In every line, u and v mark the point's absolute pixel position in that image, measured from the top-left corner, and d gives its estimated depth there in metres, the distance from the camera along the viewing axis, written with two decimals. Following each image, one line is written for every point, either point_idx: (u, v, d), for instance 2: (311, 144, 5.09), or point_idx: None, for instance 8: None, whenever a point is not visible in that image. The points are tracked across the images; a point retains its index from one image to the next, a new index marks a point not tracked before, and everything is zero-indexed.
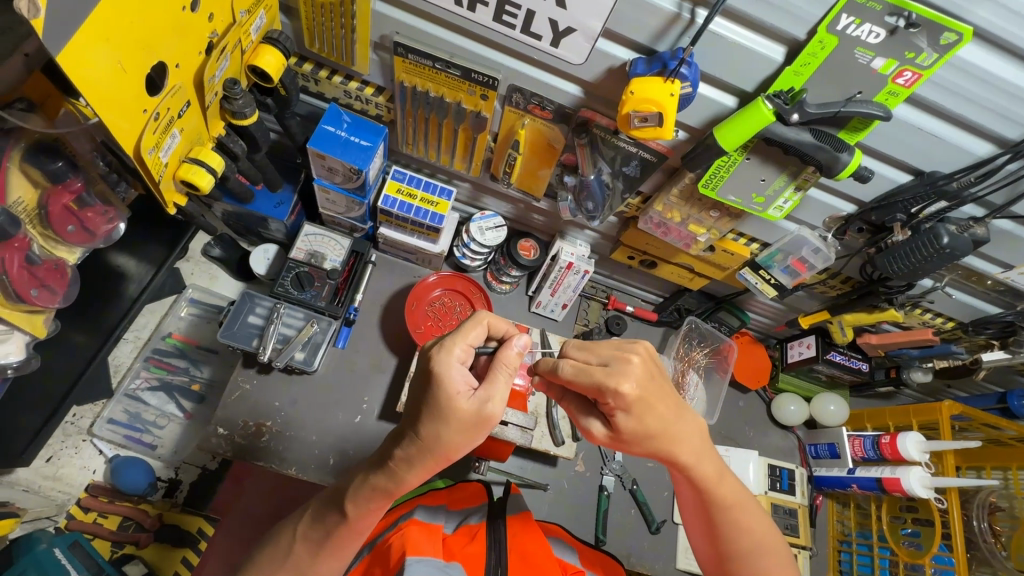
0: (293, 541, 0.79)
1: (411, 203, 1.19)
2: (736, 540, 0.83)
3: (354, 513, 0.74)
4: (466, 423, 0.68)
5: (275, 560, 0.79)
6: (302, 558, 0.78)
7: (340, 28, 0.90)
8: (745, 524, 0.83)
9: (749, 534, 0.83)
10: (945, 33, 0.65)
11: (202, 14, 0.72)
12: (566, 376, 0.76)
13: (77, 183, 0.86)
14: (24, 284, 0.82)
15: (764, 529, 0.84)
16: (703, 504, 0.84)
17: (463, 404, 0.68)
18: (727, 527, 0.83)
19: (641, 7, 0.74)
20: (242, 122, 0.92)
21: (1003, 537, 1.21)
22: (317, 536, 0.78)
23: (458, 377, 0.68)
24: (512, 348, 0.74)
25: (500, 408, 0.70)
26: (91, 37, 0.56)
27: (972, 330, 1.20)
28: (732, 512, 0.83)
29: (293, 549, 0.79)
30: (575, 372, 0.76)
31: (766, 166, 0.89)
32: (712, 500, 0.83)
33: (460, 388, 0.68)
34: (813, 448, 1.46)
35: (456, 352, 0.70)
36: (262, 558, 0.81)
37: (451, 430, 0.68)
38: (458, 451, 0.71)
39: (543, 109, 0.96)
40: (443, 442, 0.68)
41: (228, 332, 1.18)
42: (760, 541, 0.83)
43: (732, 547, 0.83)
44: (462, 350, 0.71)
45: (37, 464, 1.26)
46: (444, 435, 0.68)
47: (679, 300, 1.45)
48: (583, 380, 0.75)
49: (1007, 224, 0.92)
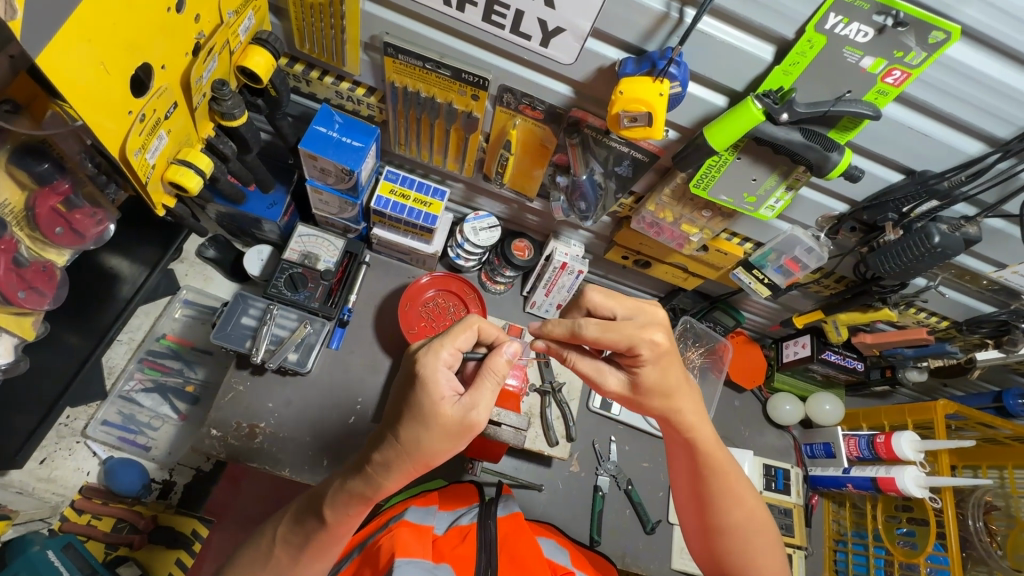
0: (273, 544, 0.79)
1: (404, 203, 1.19)
2: (727, 513, 0.83)
3: (334, 518, 0.73)
4: (449, 429, 0.68)
5: (259, 562, 0.80)
6: (283, 561, 0.78)
7: (330, 29, 0.90)
8: (737, 497, 0.84)
9: (740, 509, 0.83)
10: (933, 32, 0.65)
11: (189, 14, 0.72)
12: (594, 335, 0.75)
13: (64, 185, 0.86)
14: (10, 286, 0.82)
15: (755, 505, 0.84)
16: (697, 472, 0.85)
17: (447, 410, 0.68)
18: (719, 499, 0.84)
19: (629, 7, 0.74)
20: (231, 123, 0.91)
21: (998, 536, 1.21)
22: (297, 540, 0.77)
23: (444, 382, 0.68)
24: (501, 355, 0.72)
25: (485, 417, 0.70)
26: (75, 35, 0.56)
27: (967, 330, 1.19)
28: (725, 484, 0.83)
29: (273, 553, 0.79)
30: (601, 334, 0.75)
31: (757, 166, 0.89)
32: (706, 469, 0.84)
33: (445, 393, 0.68)
34: (808, 448, 1.46)
35: (444, 357, 0.70)
36: (243, 560, 0.81)
37: (432, 437, 0.67)
38: (438, 457, 0.70)
39: (534, 109, 0.96)
40: (423, 449, 0.68)
41: (221, 333, 1.18)
42: (750, 516, 0.83)
43: (722, 519, 0.84)
44: (450, 355, 0.71)
45: (31, 466, 1.26)
46: (425, 441, 0.68)
47: (675, 300, 1.44)
48: (613, 336, 0.75)
49: (1000, 223, 0.92)
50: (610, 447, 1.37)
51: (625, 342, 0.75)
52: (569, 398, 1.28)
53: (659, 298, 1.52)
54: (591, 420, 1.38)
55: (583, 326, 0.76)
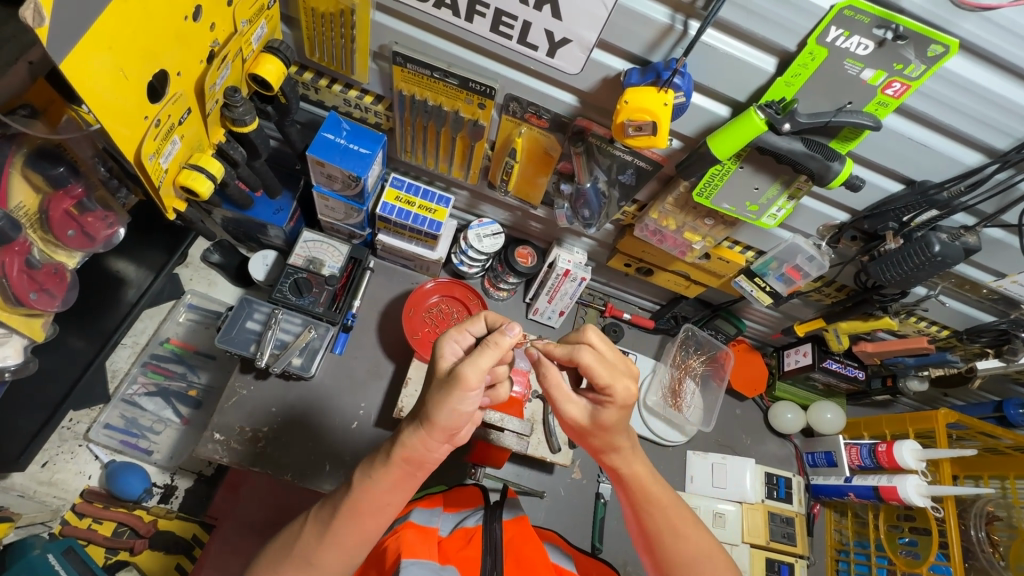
0: (304, 524, 0.77)
1: (409, 210, 1.20)
2: (673, 548, 0.80)
3: (360, 486, 0.73)
4: (443, 382, 0.69)
5: (286, 546, 0.77)
6: (309, 544, 0.75)
7: (340, 38, 0.91)
8: (683, 524, 0.81)
9: (685, 541, 0.80)
10: (932, 46, 0.67)
11: (204, 23, 0.73)
12: (587, 362, 0.72)
13: (78, 189, 0.88)
14: (23, 287, 0.82)
15: (700, 533, 0.82)
16: (636, 510, 0.82)
17: (442, 366, 0.72)
18: (663, 536, 0.81)
19: (635, 19, 0.75)
20: (242, 129, 0.93)
21: (1000, 547, 1.21)
22: (326, 514, 0.75)
23: (446, 348, 0.74)
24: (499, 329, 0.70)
25: (472, 373, 0.66)
26: (95, 44, 0.57)
27: (966, 339, 1.17)
28: (669, 514, 0.81)
29: (301, 534, 0.76)
30: (594, 363, 0.72)
31: (760, 175, 0.90)
32: (642, 506, 0.81)
33: (445, 355, 0.73)
34: (810, 456, 1.46)
35: (452, 332, 0.76)
36: (266, 553, 0.78)
37: (433, 392, 0.70)
38: (446, 418, 0.69)
39: (540, 118, 0.98)
40: (427, 404, 0.70)
41: (225, 337, 1.19)
42: (697, 547, 0.80)
43: (671, 556, 0.80)
44: (458, 332, 0.76)
45: (32, 470, 1.26)
46: (430, 398, 0.70)
47: (675, 308, 1.46)
48: (600, 370, 0.72)
49: (999, 232, 0.93)
50: None
51: (608, 379, 0.72)
52: None
53: (659, 305, 1.54)
54: None
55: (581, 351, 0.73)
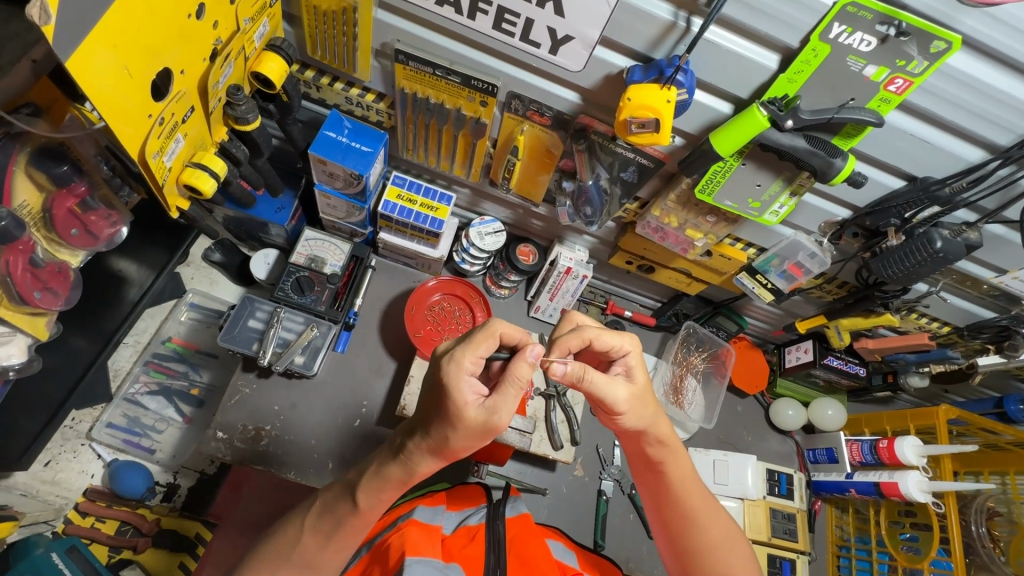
0: (301, 531, 0.78)
1: (411, 207, 1.20)
2: (706, 529, 0.82)
3: (368, 502, 0.74)
4: (473, 430, 0.68)
5: (282, 550, 0.78)
6: (309, 550, 0.77)
7: (342, 36, 0.91)
8: (711, 510, 0.83)
9: (716, 523, 0.83)
10: (935, 42, 0.67)
11: (206, 21, 0.73)
12: (592, 333, 0.82)
13: (81, 187, 0.88)
14: (27, 285, 0.82)
15: (727, 518, 0.84)
16: (670, 492, 0.84)
17: (471, 414, 0.68)
18: (696, 517, 0.82)
19: (637, 15, 0.75)
20: (244, 128, 0.93)
21: (1001, 542, 1.22)
22: (327, 526, 0.77)
23: (467, 388, 0.69)
24: (525, 361, 0.70)
25: (507, 421, 0.69)
26: (99, 42, 0.57)
27: (967, 336, 1.18)
28: (699, 500, 0.83)
29: (300, 540, 0.77)
30: (599, 332, 0.82)
31: (762, 171, 0.91)
32: (678, 487, 0.83)
33: (470, 399, 0.68)
34: (811, 453, 1.46)
35: (466, 365, 0.70)
36: (262, 550, 0.79)
37: (459, 437, 0.69)
38: (465, 450, 0.72)
39: (542, 116, 0.98)
40: (451, 445, 0.69)
41: (228, 336, 1.19)
42: (726, 531, 0.83)
43: (703, 538, 0.82)
44: (472, 362, 0.71)
45: (36, 469, 1.26)
46: (452, 440, 0.69)
47: (676, 305, 1.47)
48: (611, 337, 0.82)
49: (1000, 229, 0.93)
50: (614, 451, 1.37)
51: (619, 341, 0.82)
52: (574, 404, 1.28)
53: (661, 303, 1.54)
54: (593, 424, 1.40)
55: (586, 326, 0.83)
